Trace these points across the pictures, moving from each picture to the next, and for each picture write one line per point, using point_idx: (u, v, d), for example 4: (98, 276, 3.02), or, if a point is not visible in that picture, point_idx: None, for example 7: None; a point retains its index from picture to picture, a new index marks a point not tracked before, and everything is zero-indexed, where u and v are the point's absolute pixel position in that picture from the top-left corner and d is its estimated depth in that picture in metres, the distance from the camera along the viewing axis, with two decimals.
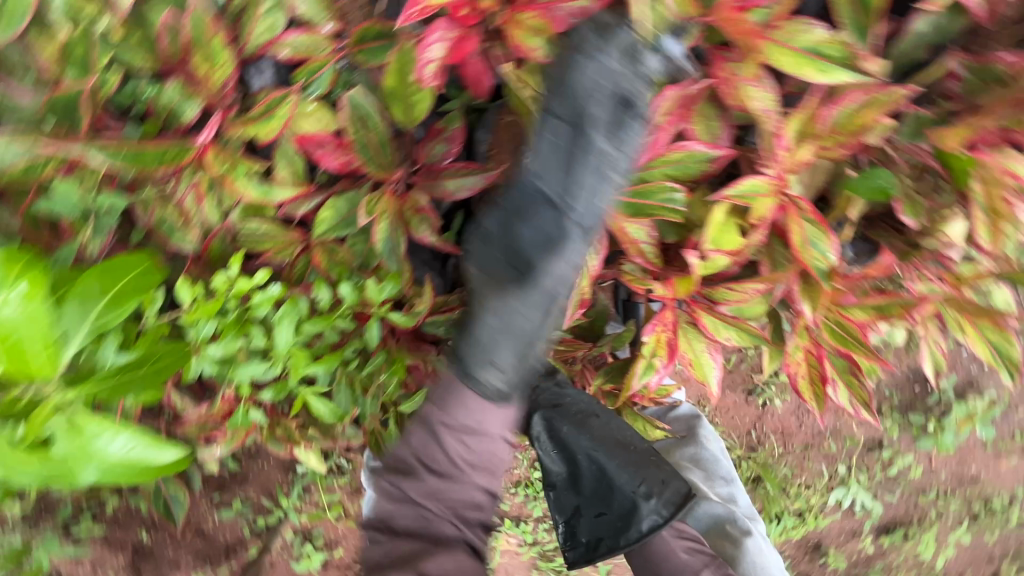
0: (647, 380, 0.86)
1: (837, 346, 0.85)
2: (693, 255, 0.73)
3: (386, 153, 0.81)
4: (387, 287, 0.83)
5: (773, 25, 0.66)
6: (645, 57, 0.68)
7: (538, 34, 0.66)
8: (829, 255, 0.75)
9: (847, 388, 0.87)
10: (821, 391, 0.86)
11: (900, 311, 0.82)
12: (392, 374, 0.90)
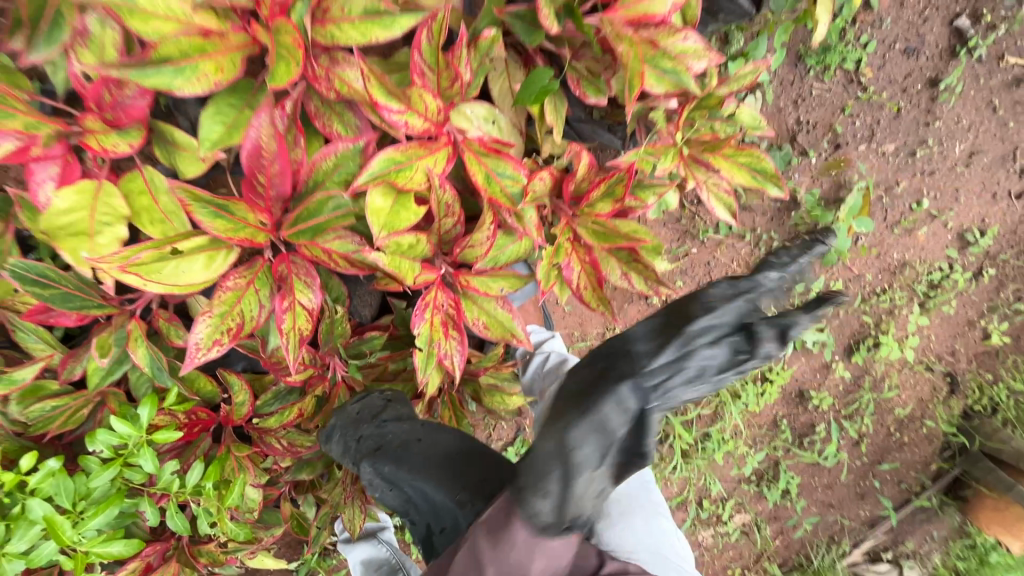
0: (443, 367, 0.85)
1: (602, 245, 0.84)
2: (368, 253, 0.70)
3: (89, 291, 0.80)
4: (142, 413, 0.78)
5: (323, 8, 0.64)
6: (236, 95, 0.67)
7: (110, 133, 0.65)
8: (517, 177, 0.76)
9: (638, 275, 0.88)
10: (602, 295, 0.85)
11: (622, 187, 0.81)
12: (206, 482, 0.87)
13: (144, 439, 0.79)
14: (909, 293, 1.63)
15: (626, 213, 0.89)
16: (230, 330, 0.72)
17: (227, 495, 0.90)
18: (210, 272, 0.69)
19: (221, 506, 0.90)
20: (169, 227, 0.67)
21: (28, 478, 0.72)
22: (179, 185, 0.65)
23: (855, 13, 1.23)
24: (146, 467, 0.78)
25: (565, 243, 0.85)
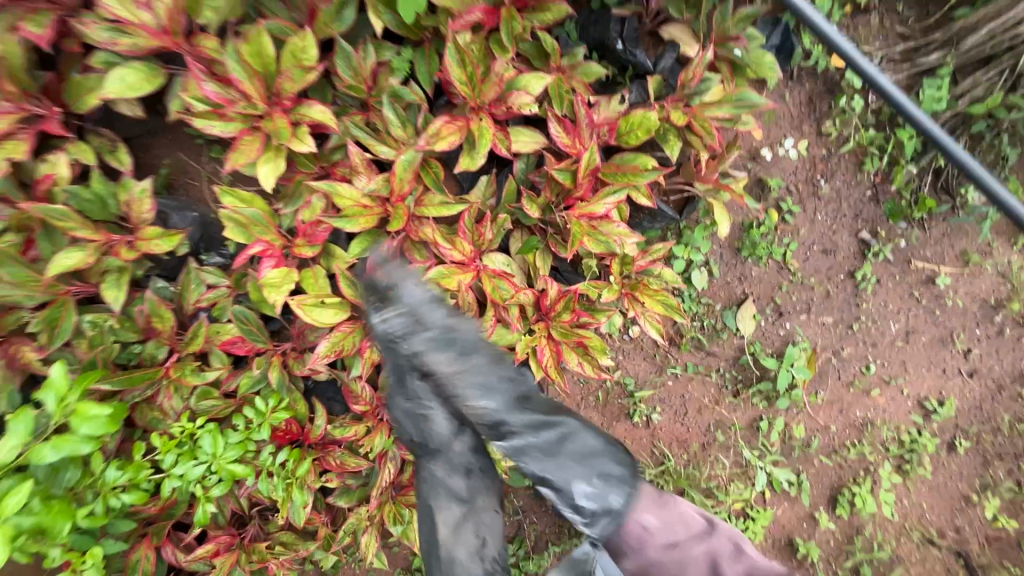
0: None
1: (562, 339, 1.35)
2: None
3: (261, 334, 1.37)
4: (269, 402, 1.32)
5: (421, 200, 1.30)
6: (370, 236, 1.31)
7: (306, 245, 1.27)
8: (510, 290, 1.30)
9: (587, 362, 1.36)
10: (557, 368, 1.35)
11: (572, 304, 1.33)
12: (289, 462, 1.34)
13: (266, 419, 1.30)
14: (872, 448, 1.84)
15: (584, 322, 1.37)
16: (335, 350, 1.26)
17: (295, 476, 1.35)
18: (334, 317, 1.25)
19: (290, 482, 1.35)
20: (319, 292, 1.26)
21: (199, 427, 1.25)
22: (339, 268, 1.25)
23: (776, 223, 1.77)
24: (263, 433, 1.29)
25: (540, 336, 1.35)
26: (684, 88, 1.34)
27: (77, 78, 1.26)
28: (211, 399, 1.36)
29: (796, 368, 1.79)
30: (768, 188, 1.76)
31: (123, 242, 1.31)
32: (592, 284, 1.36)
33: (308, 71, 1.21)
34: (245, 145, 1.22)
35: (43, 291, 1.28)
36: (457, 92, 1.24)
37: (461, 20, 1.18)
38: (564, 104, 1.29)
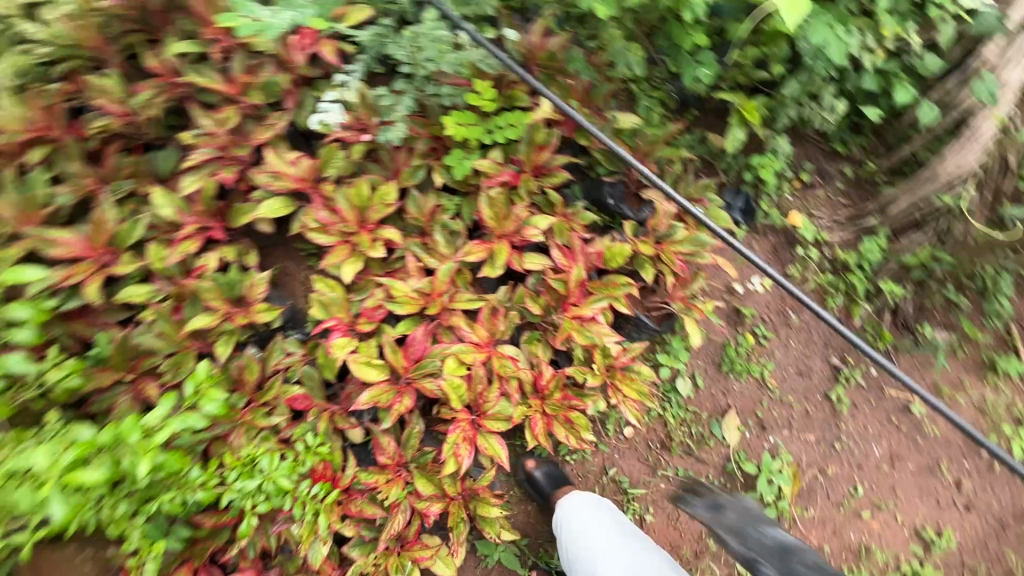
0: (457, 460, 1.61)
1: (552, 411, 1.71)
2: (438, 381, 1.63)
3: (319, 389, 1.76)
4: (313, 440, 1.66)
5: (454, 297, 1.74)
6: (413, 320, 1.76)
7: (365, 322, 1.72)
8: (512, 368, 1.69)
9: (571, 433, 1.70)
10: (545, 434, 1.69)
11: (559, 384, 1.72)
12: (321, 493, 1.62)
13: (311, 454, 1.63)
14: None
15: (571, 401, 1.74)
16: (373, 401, 1.64)
17: (321, 505, 1.62)
18: (376, 374, 1.66)
19: (317, 514, 1.61)
20: (369, 357, 1.68)
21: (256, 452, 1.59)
22: (386, 339, 1.68)
23: (752, 345, 2.06)
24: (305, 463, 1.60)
25: (532, 408, 1.71)
26: (654, 231, 1.82)
27: (237, 206, 1.91)
28: (270, 443, 1.65)
29: (779, 480, 1.93)
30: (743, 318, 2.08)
31: (240, 312, 1.84)
32: (577, 369, 1.75)
33: (387, 206, 1.79)
34: (337, 250, 1.76)
35: (177, 343, 1.78)
36: (486, 223, 1.77)
37: (493, 179, 1.78)
38: (564, 236, 1.78)
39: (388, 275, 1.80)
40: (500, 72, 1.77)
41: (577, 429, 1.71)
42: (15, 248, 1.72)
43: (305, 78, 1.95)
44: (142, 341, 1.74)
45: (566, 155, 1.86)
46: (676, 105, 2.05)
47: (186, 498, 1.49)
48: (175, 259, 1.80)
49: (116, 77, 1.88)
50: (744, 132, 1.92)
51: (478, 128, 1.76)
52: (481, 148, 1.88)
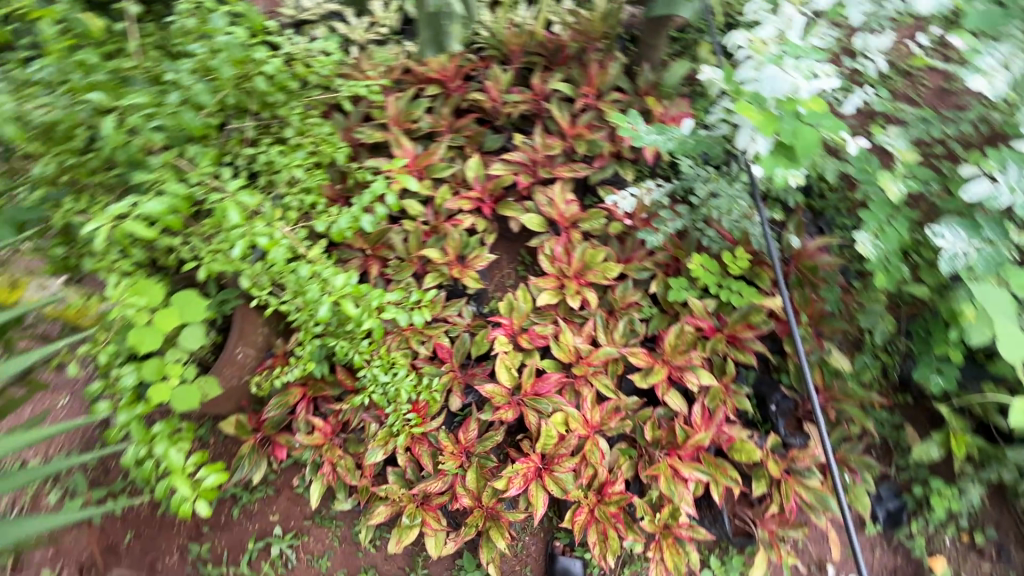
0: (508, 483, 1.84)
1: (600, 517, 1.82)
2: (540, 420, 1.89)
3: (461, 356, 2.13)
4: (434, 384, 2.04)
5: (597, 375, 1.98)
6: (557, 365, 2.05)
7: (526, 339, 2.05)
8: (597, 459, 1.87)
9: (600, 546, 1.80)
10: (580, 528, 1.82)
11: (620, 503, 1.83)
12: (411, 419, 2.00)
13: (427, 391, 2.02)
14: None
15: (620, 526, 1.81)
16: (490, 394, 1.97)
17: (405, 426, 1.99)
18: (506, 378, 1.99)
19: (398, 429, 1.99)
20: (509, 363, 2.00)
21: (400, 361, 2.01)
22: (532, 363, 2.01)
23: None
24: (419, 394, 2.00)
25: (586, 501, 1.84)
26: (791, 460, 1.84)
27: (510, 202, 2.40)
28: (408, 360, 2.05)
29: None
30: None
31: (457, 265, 2.31)
32: (641, 505, 1.84)
33: (604, 277, 2.11)
34: (548, 279, 2.13)
35: (409, 255, 2.28)
36: (663, 345, 1.99)
37: (694, 319, 2.00)
38: (713, 402, 1.93)
39: (565, 320, 2.12)
40: (762, 253, 1.98)
41: (606, 547, 1.81)
42: (381, 135, 2.41)
43: (620, 155, 2.37)
44: (393, 238, 2.29)
45: (764, 346, 1.99)
46: (894, 381, 2.02)
47: (348, 356, 1.92)
48: (452, 205, 2.35)
49: (509, 77, 2.52)
50: (941, 452, 1.84)
51: (715, 279, 1.99)
52: (703, 290, 2.10)
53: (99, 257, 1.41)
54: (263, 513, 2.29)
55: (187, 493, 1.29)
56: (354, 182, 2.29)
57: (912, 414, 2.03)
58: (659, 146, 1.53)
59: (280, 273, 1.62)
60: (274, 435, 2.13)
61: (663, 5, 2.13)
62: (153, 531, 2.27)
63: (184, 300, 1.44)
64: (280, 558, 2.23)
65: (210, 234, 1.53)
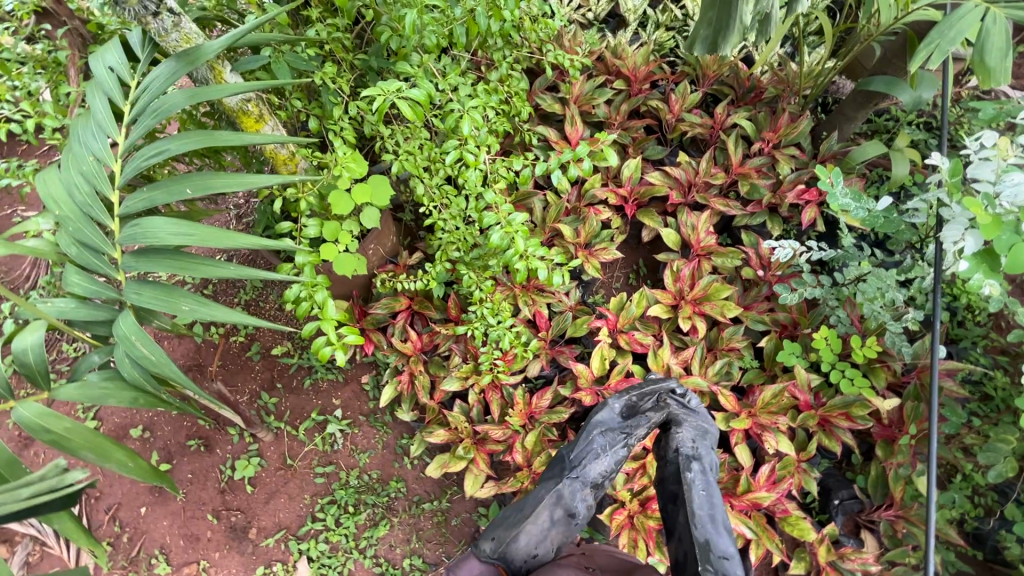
0: None
1: (635, 524, 1.88)
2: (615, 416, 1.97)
3: (558, 331, 2.22)
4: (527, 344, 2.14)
5: None
6: (644, 375, 2.10)
7: (626, 340, 2.12)
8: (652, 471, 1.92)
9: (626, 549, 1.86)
10: (614, 526, 1.87)
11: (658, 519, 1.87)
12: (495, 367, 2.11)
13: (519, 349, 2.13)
14: None
15: (650, 538, 1.87)
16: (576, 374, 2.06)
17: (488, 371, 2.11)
18: (596, 367, 2.06)
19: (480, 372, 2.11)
20: (604, 354, 2.07)
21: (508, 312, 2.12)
22: (624, 363, 2.07)
23: None
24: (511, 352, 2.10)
25: (629, 505, 1.90)
26: (840, 557, 1.81)
27: (652, 211, 2.45)
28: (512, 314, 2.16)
29: None
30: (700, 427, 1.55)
31: (583, 248, 2.39)
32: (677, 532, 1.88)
33: (720, 313, 2.13)
34: (665, 295, 2.18)
35: (544, 223, 2.39)
36: (754, 397, 1.99)
37: (794, 387, 1.98)
38: (783, 469, 1.91)
39: (667, 337, 2.16)
40: (891, 353, 1.94)
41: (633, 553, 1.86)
42: (559, 108, 2.52)
43: (775, 207, 2.36)
44: (535, 203, 2.40)
45: (853, 440, 1.95)
46: (972, 531, 1.93)
47: (469, 289, 2.03)
48: (600, 193, 2.42)
49: (697, 97, 2.55)
50: None
51: (832, 357, 1.94)
52: (813, 364, 2.07)
53: (328, 121, 1.61)
54: (326, 394, 2.50)
55: (330, 340, 1.47)
56: (521, 140, 2.41)
57: (977, 571, 1.93)
58: (850, 211, 1.52)
59: (451, 192, 1.77)
60: (370, 330, 2.31)
61: (883, 85, 2.01)
62: (235, 366, 2.53)
63: (377, 182, 1.61)
64: (330, 437, 2.43)
65: (412, 135, 1.70)
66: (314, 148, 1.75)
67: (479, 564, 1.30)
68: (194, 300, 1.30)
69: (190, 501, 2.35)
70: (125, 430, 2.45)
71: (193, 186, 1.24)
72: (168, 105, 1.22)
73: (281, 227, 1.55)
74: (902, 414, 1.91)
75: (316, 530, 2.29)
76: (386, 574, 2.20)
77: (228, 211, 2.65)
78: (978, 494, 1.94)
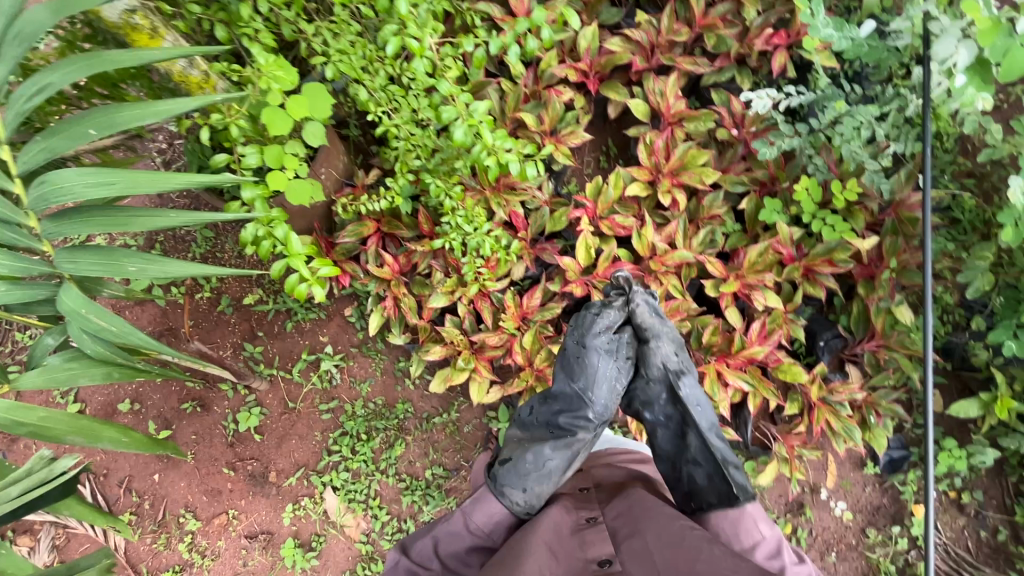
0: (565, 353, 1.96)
1: None
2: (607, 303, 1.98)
3: (537, 228, 2.14)
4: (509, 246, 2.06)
5: (669, 275, 2.02)
6: (631, 258, 2.07)
7: (608, 226, 2.06)
8: None
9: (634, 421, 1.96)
10: None
11: None
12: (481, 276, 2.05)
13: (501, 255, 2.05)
14: None
15: None
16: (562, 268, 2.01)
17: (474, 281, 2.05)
18: (582, 257, 2.01)
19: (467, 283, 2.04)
20: (588, 244, 2.01)
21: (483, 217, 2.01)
22: (609, 249, 2.02)
23: (783, 533, 2.13)
24: (494, 260, 2.03)
25: None
26: (829, 391, 1.94)
27: (616, 83, 2.27)
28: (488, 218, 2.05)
29: None
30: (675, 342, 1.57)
31: (549, 136, 2.23)
32: None
33: (699, 182, 2.06)
34: (641, 172, 2.09)
35: (504, 115, 2.20)
36: (740, 260, 1.99)
37: (779, 244, 1.98)
38: (773, 323, 1.97)
39: (648, 216, 2.11)
40: (870, 193, 1.94)
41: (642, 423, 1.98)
42: None
43: (744, 58, 2.21)
44: (491, 93, 2.19)
45: (836, 283, 2.00)
46: (944, 346, 2.08)
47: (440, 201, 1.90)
48: (558, 72, 2.22)
49: None
50: (975, 414, 1.92)
51: (813, 207, 1.96)
52: (794, 218, 2.06)
53: (237, 25, 1.36)
54: (312, 332, 2.43)
55: (303, 277, 1.36)
56: (462, 22, 2.14)
57: (947, 381, 2.11)
58: (832, 43, 1.44)
59: (398, 92, 1.58)
60: (342, 261, 2.18)
61: None
62: (209, 322, 2.40)
63: (314, 91, 1.40)
64: (326, 374, 2.40)
65: (339, 30, 1.48)
66: (230, 63, 1.50)
67: (501, 507, 1.33)
68: (140, 258, 1.16)
69: (202, 460, 2.35)
70: (114, 407, 2.37)
71: (96, 126, 1.04)
72: (30, 28, 0.97)
73: (216, 161, 1.37)
74: (882, 251, 1.95)
75: (335, 461, 2.34)
76: (412, 486, 2.30)
77: (152, 158, 2.36)
78: (949, 313, 2.06)
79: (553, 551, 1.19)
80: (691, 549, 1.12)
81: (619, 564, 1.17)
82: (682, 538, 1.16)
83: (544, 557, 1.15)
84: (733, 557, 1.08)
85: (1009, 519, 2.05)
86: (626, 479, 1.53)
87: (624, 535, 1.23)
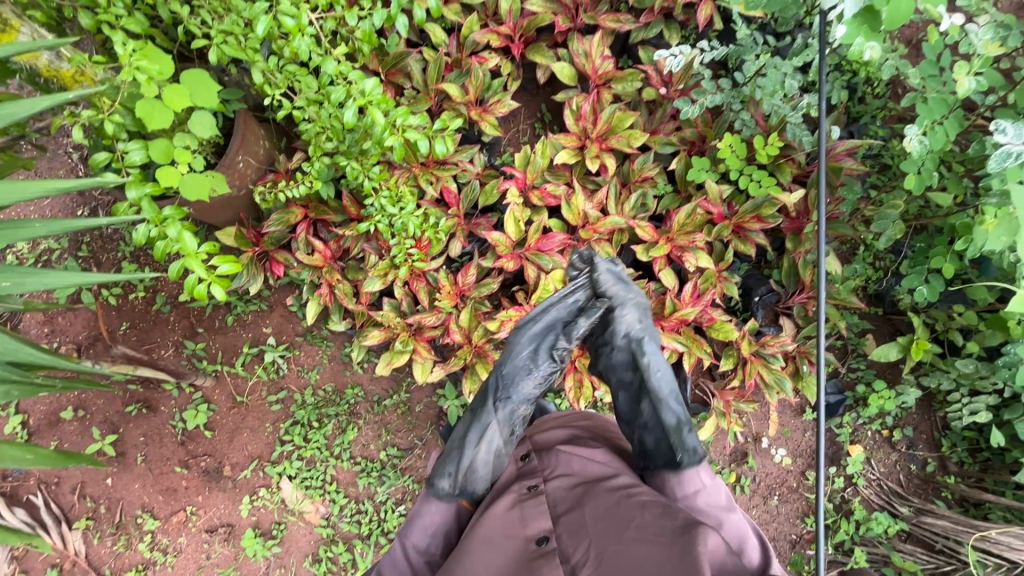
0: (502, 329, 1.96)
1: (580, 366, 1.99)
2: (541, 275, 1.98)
3: (468, 203, 2.09)
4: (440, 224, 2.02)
5: (601, 242, 2.01)
6: (564, 228, 2.05)
7: (537, 196, 2.02)
8: None
9: (575, 389, 1.99)
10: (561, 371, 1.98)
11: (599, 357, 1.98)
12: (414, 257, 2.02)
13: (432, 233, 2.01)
14: None
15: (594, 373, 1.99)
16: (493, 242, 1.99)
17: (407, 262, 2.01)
18: (512, 231, 1.98)
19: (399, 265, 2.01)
20: (518, 216, 1.98)
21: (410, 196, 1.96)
22: (540, 220, 1.99)
23: (728, 482, 2.21)
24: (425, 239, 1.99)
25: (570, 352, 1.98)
26: (762, 346, 1.99)
27: (542, 46, 2.18)
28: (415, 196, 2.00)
29: None
30: (639, 310, 1.58)
31: (476, 106, 2.15)
32: None
33: (627, 145, 2.03)
34: (568, 138, 2.04)
35: (426, 87, 2.11)
36: (670, 223, 1.99)
37: (707, 203, 1.97)
38: (705, 283, 1.99)
39: (579, 183, 2.08)
40: (793, 145, 1.93)
41: (580, 391, 2.01)
42: None
43: (670, 12, 2.14)
44: (411, 65, 2.09)
45: (766, 239, 2.02)
46: (874, 292, 2.12)
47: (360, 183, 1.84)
48: (479, 37, 2.12)
49: None
50: (897, 357, 2.00)
51: (739, 164, 1.93)
52: (723, 175, 2.05)
53: (99, 10, 1.26)
54: (255, 324, 2.38)
55: (201, 277, 1.31)
56: None
57: (879, 325, 2.17)
58: None
59: (297, 73, 1.49)
60: (273, 251, 2.12)
61: None
62: (146, 323, 2.34)
63: (193, 78, 1.32)
64: (272, 365, 2.37)
65: (221, 10, 1.39)
66: (106, 52, 1.40)
67: (431, 515, 1.34)
68: (13, 273, 1.10)
69: (154, 460, 2.33)
70: (57, 415, 2.32)
71: None
72: None
73: (96, 160, 1.30)
74: (808, 204, 1.95)
75: (289, 450, 2.34)
76: (367, 467, 2.32)
77: (64, 155, 2.24)
78: (877, 259, 2.10)
79: (491, 543, 1.19)
80: (623, 517, 1.13)
81: (555, 542, 1.16)
82: (616, 507, 1.16)
83: (478, 556, 1.15)
84: (662, 517, 1.11)
85: (936, 450, 2.16)
86: (574, 433, 1.49)
87: (562, 509, 1.22)
